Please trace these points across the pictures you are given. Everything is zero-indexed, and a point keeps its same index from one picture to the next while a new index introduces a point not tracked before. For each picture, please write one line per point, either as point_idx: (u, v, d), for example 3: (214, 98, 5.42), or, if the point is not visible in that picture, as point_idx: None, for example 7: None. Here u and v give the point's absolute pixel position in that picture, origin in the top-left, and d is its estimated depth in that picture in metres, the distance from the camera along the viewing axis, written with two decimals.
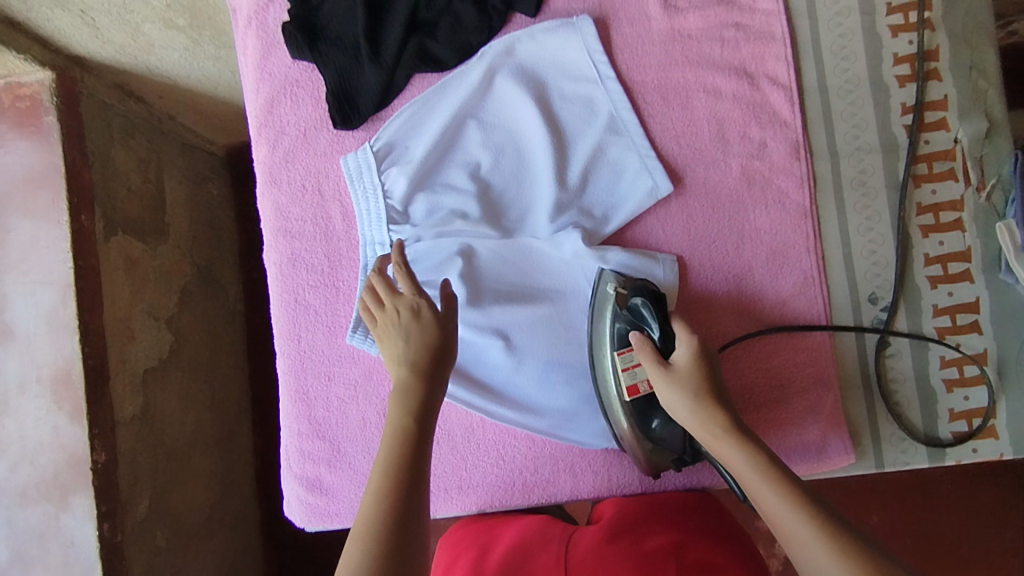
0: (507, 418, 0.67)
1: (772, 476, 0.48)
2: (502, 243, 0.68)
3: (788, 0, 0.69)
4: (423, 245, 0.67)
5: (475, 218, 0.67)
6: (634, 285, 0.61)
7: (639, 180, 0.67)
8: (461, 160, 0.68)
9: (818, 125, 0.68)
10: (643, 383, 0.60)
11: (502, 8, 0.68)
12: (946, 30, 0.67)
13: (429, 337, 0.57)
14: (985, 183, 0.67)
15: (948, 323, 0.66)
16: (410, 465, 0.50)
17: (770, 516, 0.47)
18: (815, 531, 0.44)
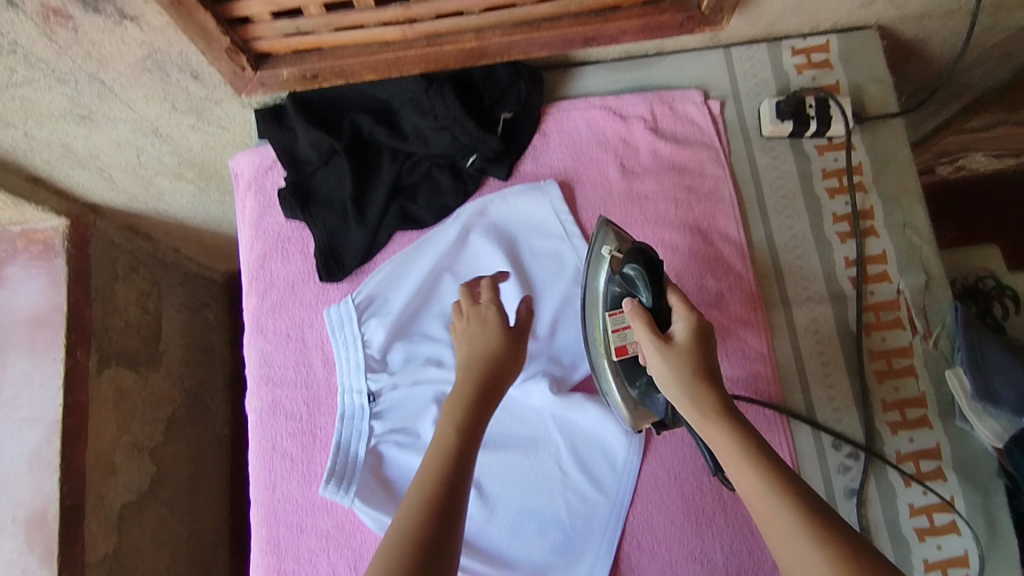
0: (479, 571, 0.66)
1: (772, 470, 0.46)
2: None
3: (734, 166, 0.76)
4: (400, 392, 0.70)
5: (449, 366, 0.70)
6: (632, 248, 0.60)
7: None
8: (438, 311, 0.73)
9: (769, 275, 0.73)
10: (632, 345, 0.59)
11: (477, 174, 0.75)
12: (877, 193, 0.75)
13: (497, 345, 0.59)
14: (931, 332, 0.71)
15: (913, 469, 0.67)
16: (459, 457, 0.52)
17: (762, 511, 0.45)
18: (805, 530, 0.43)
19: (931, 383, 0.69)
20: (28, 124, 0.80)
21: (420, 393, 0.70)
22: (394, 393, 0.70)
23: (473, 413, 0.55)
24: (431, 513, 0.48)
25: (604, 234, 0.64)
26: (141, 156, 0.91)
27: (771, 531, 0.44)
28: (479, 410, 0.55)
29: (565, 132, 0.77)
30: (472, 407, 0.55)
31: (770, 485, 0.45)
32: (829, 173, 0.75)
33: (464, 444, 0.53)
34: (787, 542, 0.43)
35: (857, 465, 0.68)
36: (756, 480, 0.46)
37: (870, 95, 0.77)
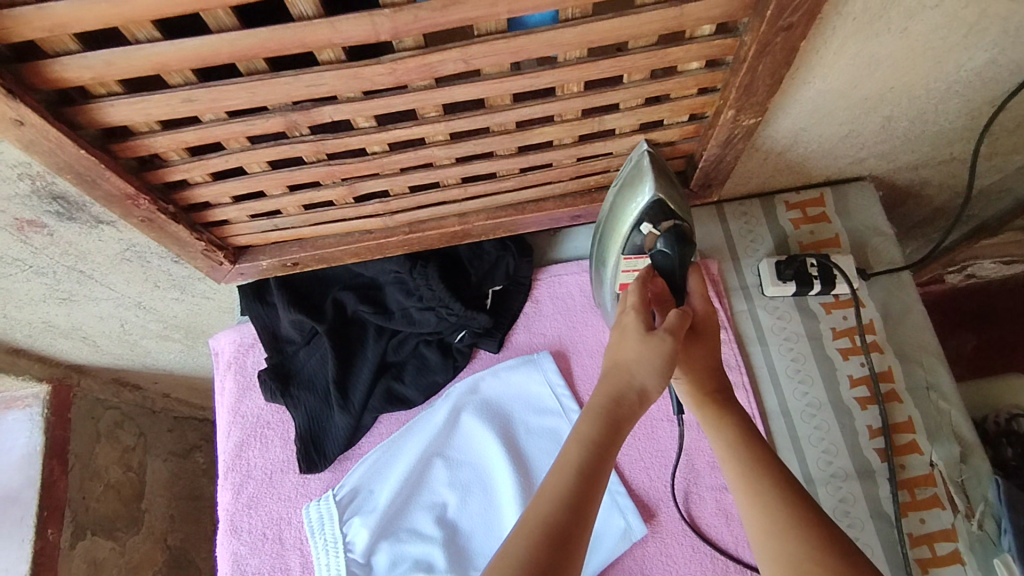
0: None
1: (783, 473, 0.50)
2: None
3: (737, 327, 0.73)
4: None
5: (441, 570, 0.63)
6: (669, 228, 0.55)
7: (612, 520, 0.65)
8: (427, 503, 0.67)
9: (787, 449, 0.67)
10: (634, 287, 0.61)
11: (466, 348, 0.71)
12: (894, 352, 0.70)
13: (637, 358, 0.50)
14: (973, 509, 0.64)
15: None
16: (589, 474, 0.46)
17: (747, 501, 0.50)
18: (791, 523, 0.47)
19: (982, 571, 0.62)
20: (7, 308, 0.78)
21: None
22: None
23: (603, 434, 0.48)
24: (547, 541, 0.43)
25: (650, 183, 0.54)
26: (125, 325, 0.89)
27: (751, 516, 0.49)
28: (608, 441, 0.49)
29: (558, 296, 0.74)
30: (604, 436, 0.48)
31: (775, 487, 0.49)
32: (839, 333, 0.71)
33: (595, 466, 0.47)
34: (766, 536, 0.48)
35: None
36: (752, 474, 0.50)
37: (872, 247, 0.75)
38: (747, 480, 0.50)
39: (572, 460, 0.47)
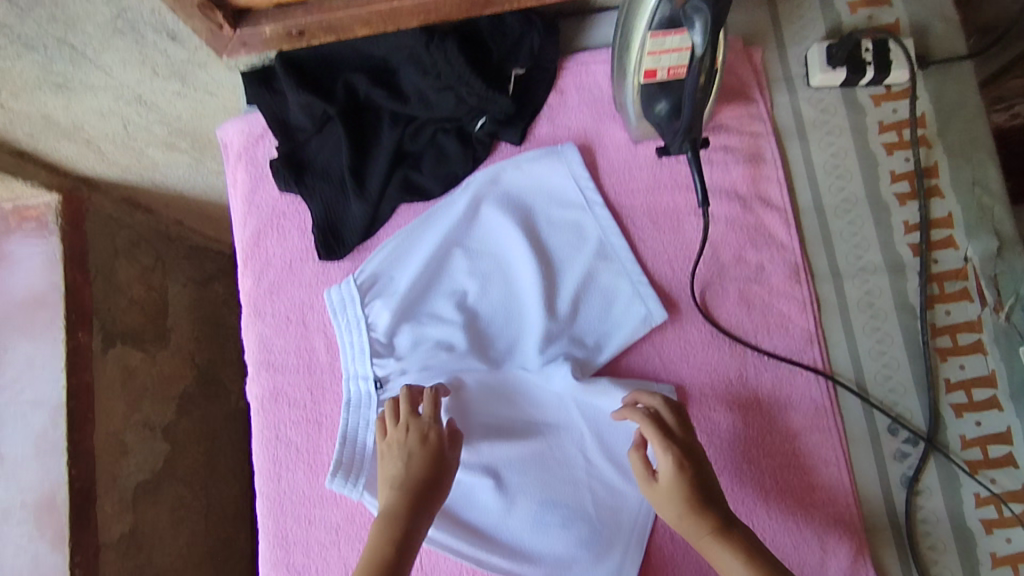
0: (500, 567, 0.62)
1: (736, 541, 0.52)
2: (491, 374, 0.64)
3: (776, 121, 0.68)
4: (408, 378, 0.64)
5: (462, 350, 0.64)
6: None
7: (632, 307, 0.65)
8: (448, 290, 0.66)
9: (816, 244, 0.65)
10: (661, 70, 0.57)
11: (486, 139, 0.68)
12: (942, 147, 0.66)
13: (427, 463, 0.55)
14: (1003, 303, 0.63)
15: (979, 455, 0.61)
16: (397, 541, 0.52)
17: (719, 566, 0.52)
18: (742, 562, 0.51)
19: (1002, 361, 0.62)
20: (4, 94, 0.75)
21: (430, 378, 0.65)
22: (402, 380, 0.64)
23: (406, 498, 0.54)
24: None
25: None
26: (128, 126, 0.85)
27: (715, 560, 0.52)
28: (419, 504, 0.54)
29: (585, 87, 0.69)
30: (410, 503, 0.54)
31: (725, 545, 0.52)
32: (886, 128, 0.66)
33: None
34: None
35: (915, 451, 0.61)
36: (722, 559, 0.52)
37: (935, 36, 0.67)
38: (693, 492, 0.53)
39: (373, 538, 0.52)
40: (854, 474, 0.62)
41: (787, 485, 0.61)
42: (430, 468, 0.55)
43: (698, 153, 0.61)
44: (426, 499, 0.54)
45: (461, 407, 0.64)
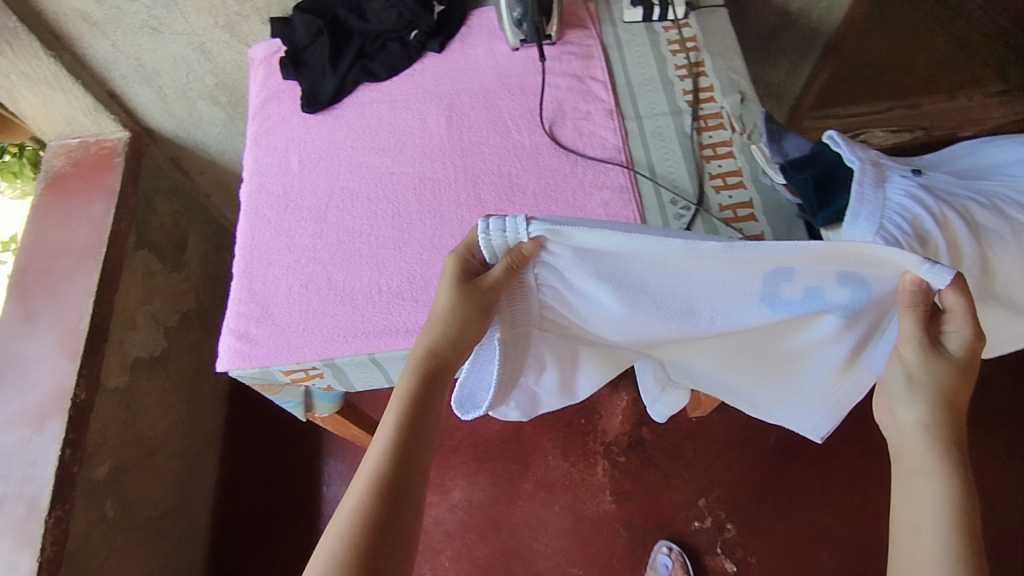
0: (735, 290, 0.72)
1: (958, 548, 0.69)
2: (683, 317, 0.76)
3: (602, 40, 1.06)
4: (597, 293, 0.75)
5: (629, 314, 0.77)
6: None
7: (817, 390, 0.87)
8: (633, 341, 0.83)
9: (626, 101, 1.00)
10: None
11: (418, 47, 1.07)
12: (708, 50, 1.03)
13: (463, 330, 0.74)
14: (746, 129, 0.95)
15: (732, 215, 0.89)
16: (400, 454, 0.71)
17: (925, 547, 0.70)
18: (945, 557, 0.69)
19: (746, 161, 0.92)
20: (116, 34, 1.16)
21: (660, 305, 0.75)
22: (595, 291, 0.75)
23: (428, 376, 0.75)
24: (387, 488, 0.69)
25: None
26: (189, 74, 1.27)
27: (921, 536, 0.71)
28: (432, 379, 0.75)
29: (484, 24, 1.09)
30: (425, 375, 0.75)
31: (951, 542, 0.70)
32: (672, 42, 1.04)
33: (400, 470, 0.70)
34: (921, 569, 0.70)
35: (689, 214, 0.90)
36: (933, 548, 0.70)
37: None
38: (960, 523, 0.70)
39: (384, 439, 0.71)
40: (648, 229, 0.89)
41: None
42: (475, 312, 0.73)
43: (541, 38, 1.01)
44: (436, 378, 0.75)
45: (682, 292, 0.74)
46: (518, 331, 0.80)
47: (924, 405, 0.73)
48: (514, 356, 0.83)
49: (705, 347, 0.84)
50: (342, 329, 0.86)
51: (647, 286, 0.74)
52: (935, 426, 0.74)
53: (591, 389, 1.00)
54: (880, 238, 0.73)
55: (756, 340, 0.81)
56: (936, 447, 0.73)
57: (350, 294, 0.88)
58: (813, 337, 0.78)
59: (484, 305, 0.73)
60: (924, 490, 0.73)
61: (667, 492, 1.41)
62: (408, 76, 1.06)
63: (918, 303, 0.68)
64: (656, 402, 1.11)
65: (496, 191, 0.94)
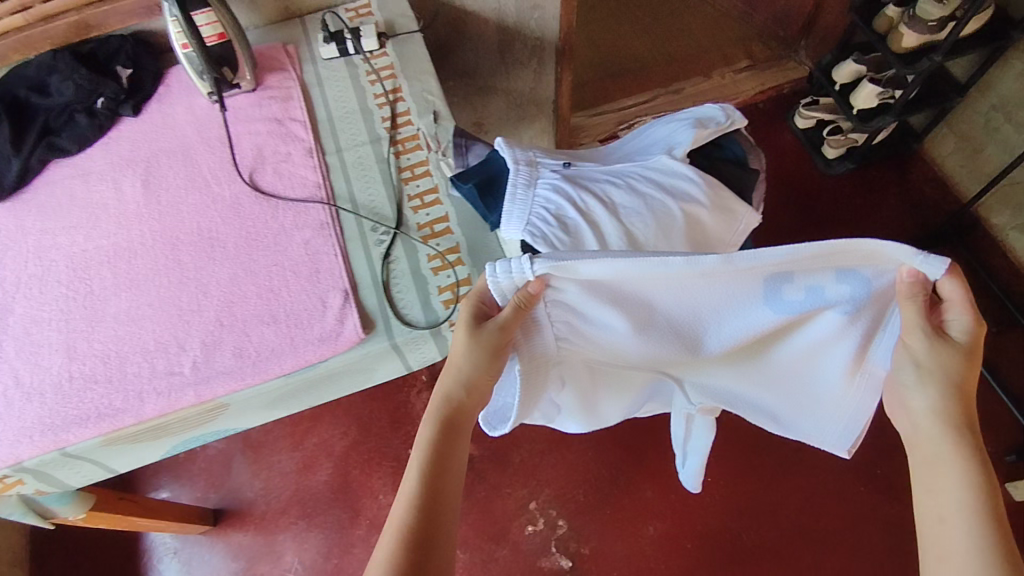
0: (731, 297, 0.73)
1: (983, 524, 0.65)
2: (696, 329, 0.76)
3: (303, 80, 1.07)
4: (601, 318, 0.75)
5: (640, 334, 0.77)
6: None
7: (836, 405, 0.84)
8: (650, 359, 0.83)
9: (327, 136, 1.01)
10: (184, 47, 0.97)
11: (110, 114, 1.03)
12: (404, 76, 1.06)
13: (476, 374, 0.77)
14: (441, 147, 0.98)
15: (429, 231, 0.91)
16: (422, 509, 0.73)
17: (950, 527, 0.67)
18: (968, 539, 0.65)
19: (440, 177, 0.95)
20: None
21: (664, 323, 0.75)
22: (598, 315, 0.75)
23: (448, 425, 0.78)
24: (410, 544, 0.71)
25: None
26: None
27: (945, 517, 0.68)
28: (449, 432, 0.77)
29: (183, 80, 1.07)
30: (443, 431, 0.77)
31: (969, 520, 0.66)
32: (369, 73, 1.07)
33: (423, 525, 0.72)
34: (948, 553, 0.66)
35: (389, 238, 0.91)
36: (956, 526, 0.66)
37: (400, 22, 1.12)
38: (981, 502, 0.66)
39: (406, 493, 0.74)
40: (350, 260, 0.90)
41: (302, 274, 0.88)
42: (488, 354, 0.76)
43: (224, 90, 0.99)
44: (453, 429, 0.78)
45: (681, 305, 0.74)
46: (540, 364, 0.82)
47: (932, 391, 0.70)
48: (529, 399, 0.84)
49: (717, 364, 0.84)
50: (27, 428, 0.79)
51: (654, 304, 0.75)
52: (949, 407, 0.70)
53: (618, 415, 0.99)
54: (527, 233, 0.76)
55: (771, 347, 0.80)
56: (945, 425, 0.71)
57: (37, 389, 0.82)
58: (818, 336, 0.77)
59: (499, 349, 0.76)
60: (943, 471, 0.70)
61: (498, 503, 1.42)
62: (103, 145, 1.02)
63: (918, 293, 0.68)
64: (692, 462, 1.02)
65: (196, 249, 0.91)
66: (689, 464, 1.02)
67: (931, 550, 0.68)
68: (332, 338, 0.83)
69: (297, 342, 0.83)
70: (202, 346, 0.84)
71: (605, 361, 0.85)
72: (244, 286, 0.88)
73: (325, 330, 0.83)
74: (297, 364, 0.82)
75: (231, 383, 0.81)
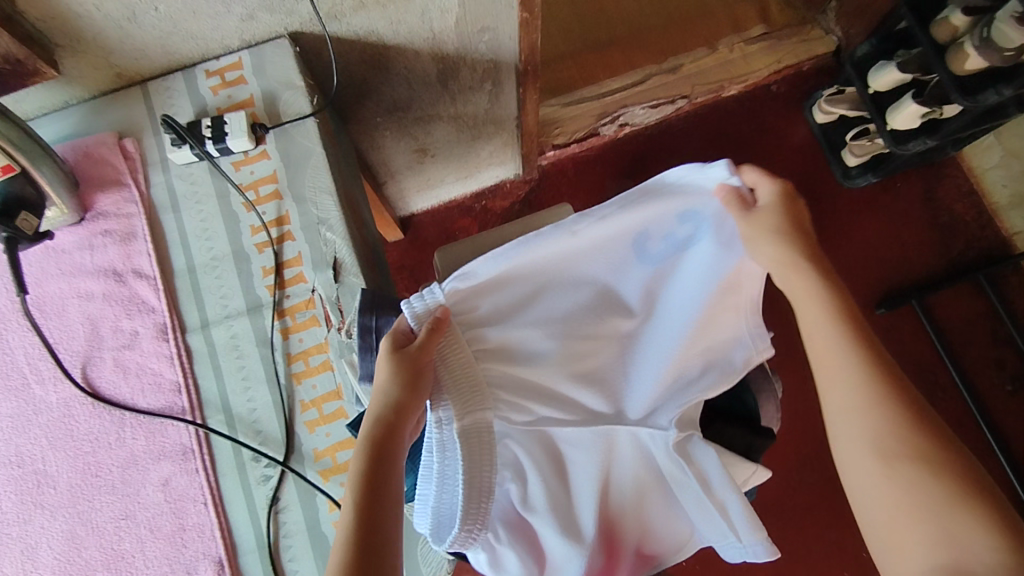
0: (610, 265, 0.62)
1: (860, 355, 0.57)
2: (601, 305, 0.63)
3: (150, 201, 0.76)
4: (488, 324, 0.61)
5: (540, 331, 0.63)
6: None
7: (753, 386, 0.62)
8: (578, 380, 0.63)
9: (187, 301, 0.73)
10: None
11: None
12: (293, 196, 0.76)
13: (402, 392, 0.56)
14: (344, 322, 0.72)
15: (328, 463, 0.68)
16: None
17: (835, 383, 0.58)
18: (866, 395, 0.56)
19: (343, 373, 0.71)
20: None
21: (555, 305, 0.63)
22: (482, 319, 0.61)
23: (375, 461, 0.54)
24: None
25: None
26: None
27: (827, 368, 0.58)
28: (379, 468, 0.54)
29: None
30: (369, 470, 0.54)
31: (848, 362, 0.57)
32: (243, 189, 0.76)
33: None
34: (867, 423, 0.56)
35: (276, 474, 0.68)
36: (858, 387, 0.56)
37: (285, 100, 0.78)
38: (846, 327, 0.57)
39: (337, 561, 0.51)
40: (227, 508, 0.68)
41: (162, 531, 0.67)
42: (406, 378, 0.56)
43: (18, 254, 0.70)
44: (382, 463, 0.54)
45: (567, 277, 0.62)
46: (482, 420, 0.58)
47: (770, 246, 0.57)
48: (478, 449, 0.56)
49: (649, 374, 0.62)
50: None
51: (578, 302, 0.63)
52: (795, 250, 0.57)
53: (594, 493, 0.62)
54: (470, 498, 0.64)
55: (682, 333, 0.62)
56: (793, 275, 0.58)
57: None
58: (700, 290, 0.61)
59: (419, 380, 0.56)
60: (839, 379, 0.57)
61: None
62: None
63: (734, 197, 0.57)
64: (739, 530, 0.58)
65: (18, 491, 0.68)
66: (734, 547, 0.60)
67: (853, 452, 0.57)
68: None
69: None
70: None
71: (558, 403, 0.63)
72: (86, 550, 0.66)
73: None
74: None
75: None
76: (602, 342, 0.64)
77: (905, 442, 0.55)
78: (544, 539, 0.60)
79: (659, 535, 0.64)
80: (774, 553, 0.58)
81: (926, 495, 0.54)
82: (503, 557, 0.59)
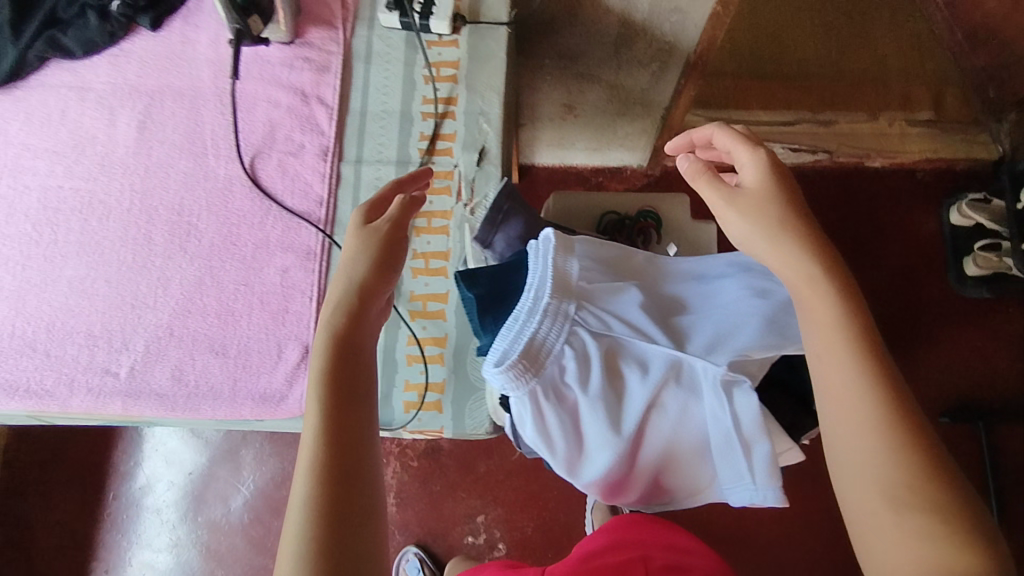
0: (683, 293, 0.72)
1: (856, 355, 0.50)
2: (677, 311, 0.70)
3: (350, 48, 0.88)
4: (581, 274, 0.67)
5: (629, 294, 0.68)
6: None
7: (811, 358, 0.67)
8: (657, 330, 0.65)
9: (352, 137, 0.85)
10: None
11: (122, 20, 0.87)
12: (467, 84, 0.86)
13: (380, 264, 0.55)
14: (472, 200, 0.81)
15: (419, 307, 0.78)
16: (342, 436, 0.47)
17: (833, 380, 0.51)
18: (865, 396, 0.49)
19: (457, 241, 0.80)
20: None
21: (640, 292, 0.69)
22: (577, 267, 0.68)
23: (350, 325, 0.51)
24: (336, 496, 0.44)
25: None
26: None
27: (828, 369, 0.51)
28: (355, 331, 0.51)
29: None
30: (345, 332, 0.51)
31: (852, 361, 0.50)
32: (427, 65, 0.87)
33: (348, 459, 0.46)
34: (865, 437, 0.48)
35: None
36: (853, 388, 0.49)
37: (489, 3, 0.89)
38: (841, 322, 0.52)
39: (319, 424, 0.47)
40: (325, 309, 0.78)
41: (268, 306, 0.78)
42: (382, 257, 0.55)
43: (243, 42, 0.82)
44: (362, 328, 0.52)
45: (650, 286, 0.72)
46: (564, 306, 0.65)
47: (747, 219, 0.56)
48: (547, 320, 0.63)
49: (717, 339, 0.65)
50: None
51: (667, 291, 0.72)
52: (780, 233, 0.55)
53: (643, 401, 0.63)
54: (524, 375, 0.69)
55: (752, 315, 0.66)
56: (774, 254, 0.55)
57: None
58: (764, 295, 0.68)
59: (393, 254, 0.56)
60: (838, 381, 0.50)
61: (448, 504, 1.32)
62: (111, 57, 0.88)
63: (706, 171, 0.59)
64: (756, 472, 0.61)
65: (169, 232, 0.81)
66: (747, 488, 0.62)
67: (844, 480, 0.49)
68: (277, 400, 0.75)
69: (242, 389, 0.75)
70: (144, 351, 0.77)
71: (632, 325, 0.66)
72: (205, 296, 0.79)
73: (274, 388, 0.75)
74: (231, 414, 0.75)
75: (160, 405, 0.75)
76: (679, 314, 0.70)
77: (903, 473, 0.46)
78: (586, 424, 0.64)
79: (680, 471, 0.67)
80: (783, 504, 0.60)
81: (928, 548, 0.44)
82: (546, 421, 0.63)
